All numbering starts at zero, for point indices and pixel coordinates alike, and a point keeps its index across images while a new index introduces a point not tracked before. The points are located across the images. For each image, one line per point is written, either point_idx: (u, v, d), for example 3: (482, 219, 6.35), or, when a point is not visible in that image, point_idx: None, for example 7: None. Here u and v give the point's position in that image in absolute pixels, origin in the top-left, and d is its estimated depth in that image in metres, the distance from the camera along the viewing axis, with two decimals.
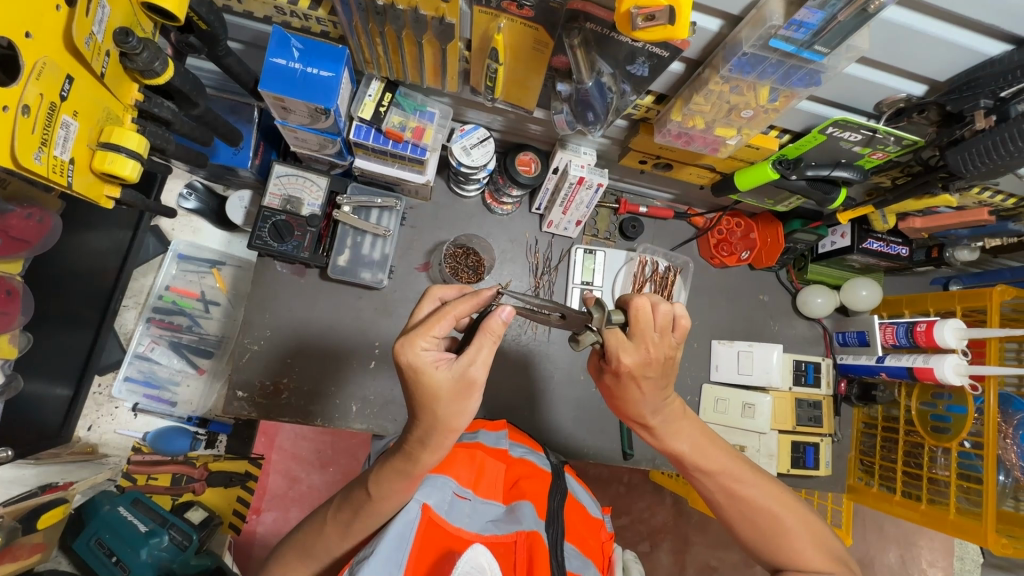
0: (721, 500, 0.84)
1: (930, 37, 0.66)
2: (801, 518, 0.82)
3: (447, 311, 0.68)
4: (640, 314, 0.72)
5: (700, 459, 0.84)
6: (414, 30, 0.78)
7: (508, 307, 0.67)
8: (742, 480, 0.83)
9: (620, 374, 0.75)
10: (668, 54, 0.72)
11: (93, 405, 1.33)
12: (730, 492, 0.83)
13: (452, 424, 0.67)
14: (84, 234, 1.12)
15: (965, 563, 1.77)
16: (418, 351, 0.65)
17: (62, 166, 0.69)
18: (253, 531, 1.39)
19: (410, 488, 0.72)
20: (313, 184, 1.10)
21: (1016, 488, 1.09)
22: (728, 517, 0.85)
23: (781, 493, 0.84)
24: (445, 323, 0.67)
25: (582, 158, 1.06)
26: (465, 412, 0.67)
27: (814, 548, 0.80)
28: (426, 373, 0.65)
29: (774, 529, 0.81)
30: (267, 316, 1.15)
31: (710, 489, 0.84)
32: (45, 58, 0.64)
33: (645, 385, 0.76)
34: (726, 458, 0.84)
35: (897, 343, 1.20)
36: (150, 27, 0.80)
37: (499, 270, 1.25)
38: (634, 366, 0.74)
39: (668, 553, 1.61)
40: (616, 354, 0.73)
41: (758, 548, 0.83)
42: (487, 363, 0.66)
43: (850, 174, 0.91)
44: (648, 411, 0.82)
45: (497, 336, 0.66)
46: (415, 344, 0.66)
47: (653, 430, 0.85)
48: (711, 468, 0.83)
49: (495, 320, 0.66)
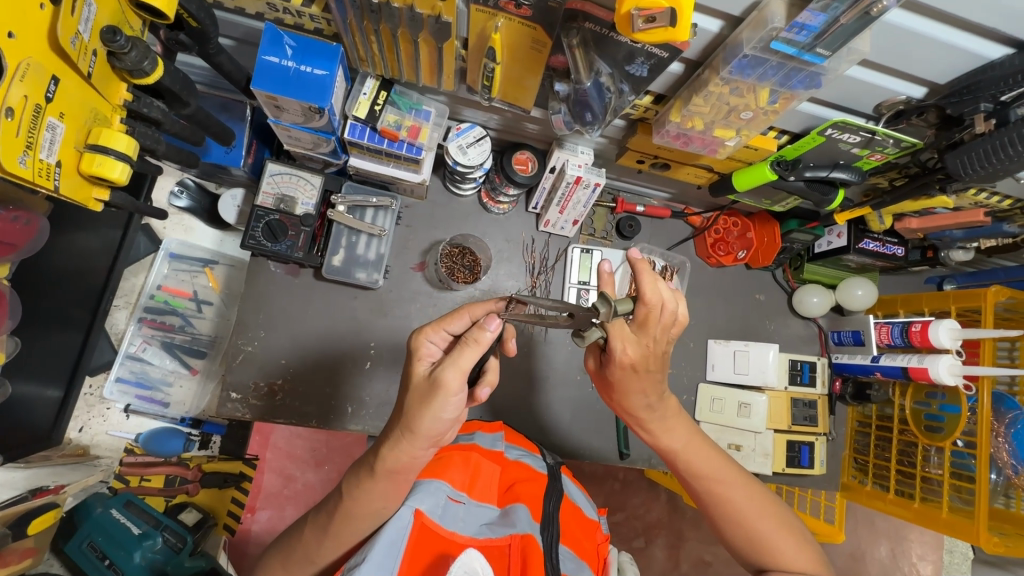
0: (708, 500, 0.84)
1: (931, 40, 0.66)
2: (786, 520, 0.83)
3: (466, 309, 0.72)
4: (651, 312, 0.71)
5: (689, 458, 0.84)
6: (409, 27, 0.77)
7: (496, 320, 0.66)
8: (729, 481, 0.84)
9: (620, 367, 0.75)
10: (668, 54, 0.71)
11: (85, 406, 1.32)
12: (717, 493, 0.83)
13: (412, 424, 0.66)
14: (73, 234, 1.10)
15: (954, 556, 1.79)
16: (420, 340, 0.71)
17: (48, 169, 0.68)
18: (247, 530, 1.38)
19: (398, 493, 0.73)
20: (307, 183, 1.09)
21: (1007, 485, 1.11)
22: (713, 518, 0.85)
23: (766, 496, 0.84)
24: (460, 321, 0.71)
25: (580, 157, 1.04)
26: (426, 415, 0.65)
27: (798, 550, 0.80)
28: (414, 362, 0.70)
29: (759, 532, 0.81)
30: (261, 316, 1.14)
31: (698, 490, 0.85)
32: (30, 59, 0.62)
33: (644, 378, 0.76)
34: (714, 459, 0.85)
35: (892, 343, 1.20)
36: (138, 24, 0.79)
37: (495, 270, 1.24)
38: (634, 359, 0.74)
39: (662, 548, 1.62)
40: (619, 346, 0.73)
41: (743, 549, 0.84)
42: (461, 370, 0.64)
43: (849, 175, 0.90)
44: (642, 413, 0.82)
45: (480, 347, 0.65)
46: (423, 333, 0.71)
47: (647, 430, 0.84)
48: (700, 469, 0.84)
49: (480, 329, 0.64)
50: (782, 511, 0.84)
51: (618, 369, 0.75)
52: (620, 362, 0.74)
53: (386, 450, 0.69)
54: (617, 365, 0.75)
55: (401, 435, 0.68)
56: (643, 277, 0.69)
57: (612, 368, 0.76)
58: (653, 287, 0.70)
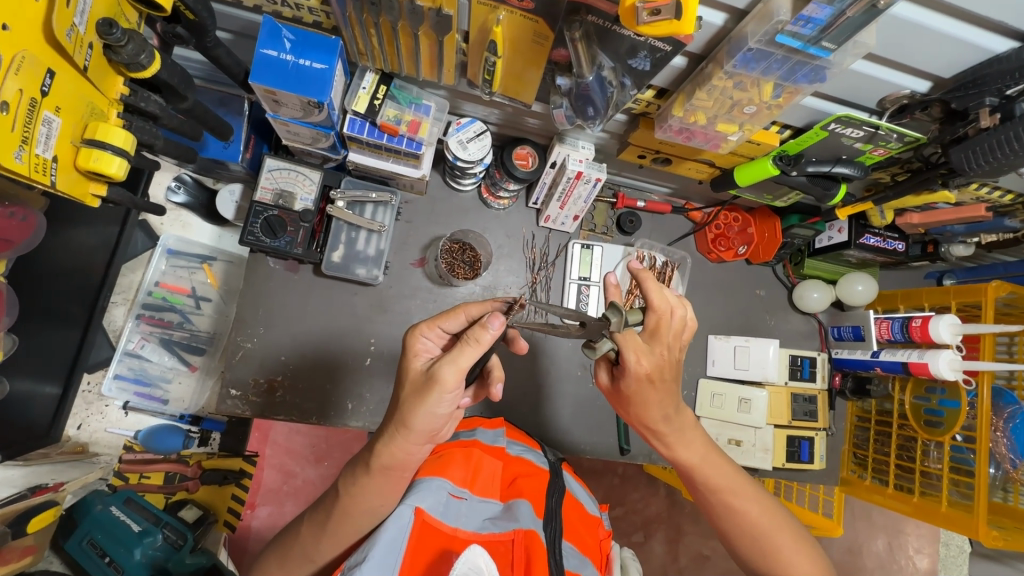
0: (724, 514, 0.84)
1: (936, 33, 0.65)
2: (796, 530, 0.84)
3: (461, 308, 0.74)
4: (661, 319, 0.74)
5: (706, 471, 0.83)
6: (409, 20, 0.75)
7: (499, 317, 0.65)
8: (744, 494, 0.84)
9: (636, 379, 0.73)
10: (671, 48, 0.71)
11: (83, 404, 1.31)
12: (733, 506, 0.83)
13: (408, 421, 0.67)
14: (69, 230, 1.09)
15: (949, 549, 1.80)
16: (416, 337, 0.72)
17: (44, 165, 0.67)
18: (248, 526, 1.39)
19: (391, 489, 0.74)
20: (306, 179, 1.08)
21: (1005, 479, 1.12)
22: (726, 531, 0.85)
23: (777, 509, 0.85)
24: (456, 320, 0.73)
25: (581, 152, 1.03)
26: (420, 410, 0.66)
27: (808, 562, 0.82)
28: (410, 358, 0.71)
29: (773, 546, 0.82)
30: (260, 313, 1.13)
31: (713, 503, 0.85)
32: (25, 51, 0.61)
33: (661, 390, 0.75)
34: (730, 472, 0.84)
35: (892, 337, 1.21)
36: (134, 17, 0.77)
37: (495, 266, 1.24)
38: (649, 371, 0.72)
39: (661, 543, 1.63)
40: (633, 357, 0.71)
41: (753, 561, 0.84)
42: (460, 368, 0.65)
43: (851, 170, 0.89)
44: (659, 425, 0.79)
45: (481, 347, 0.64)
46: (418, 333, 0.72)
47: (663, 441, 0.83)
48: (716, 482, 0.83)
49: (482, 328, 0.64)
50: (792, 522, 0.85)
51: (633, 381, 0.73)
52: (635, 375, 0.72)
53: (385, 450, 0.71)
54: (633, 378, 0.73)
55: (395, 432, 0.69)
56: (648, 285, 0.75)
57: (628, 380, 0.74)
58: (660, 292, 0.75)
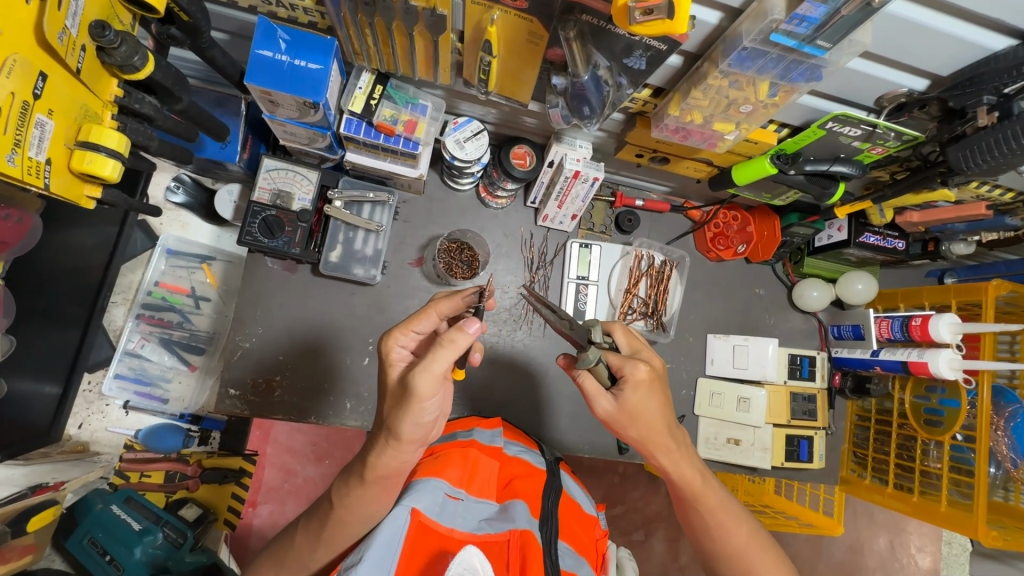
0: (713, 535, 0.84)
1: (930, 30, 0.65)
2: (781, 562, 0.83)
3: (431, 308, 0.75)
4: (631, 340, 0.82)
5: (701, 490, 0.83)
6: (404, 21, 0.75)
7: (475, 322, 0.65)
8: (735, 515, 0.84)
9: (636, 386, 0.75)
10: (666, 46, 0.70)
11: (83, 403, 1.32)
12: (724, 526, 0.83)
13: (400, 422, 0.68)
14: (68, 231, 1.09)
15: (952, 548, 1.79)
16: (391, 345, 0.73)
17: (38, 167, 0.67)
18: (250, 523, 1.40)
19: (385, 490, 0.75)
20: (303, 179, 1.08)
21: (1005, 479, 1.11)
22: (711, 552, 0.85)
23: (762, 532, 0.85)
24: (427, 320, 0.74)
25: (578, 151, 1.02)
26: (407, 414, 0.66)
27: None
28: (389, 368, 0.72)
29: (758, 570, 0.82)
30: (259, 312, 1.13)
31: (703, 521, 0.84)
32: (16, 54, 0.62)
33: (659, 398, 0.77)
34: (721, 491, 0.85)
35: (892, 336, 1.20)
36: (128, 19, 0.77)
37: (493, 265, 1.24)
38: (646, 377, 0.75)
39: (661, 541, 1.63)
40: (630, 366, 0.74)
41: None
42: (432, 374, 0.63)
43: (849, 170, 0.88)
44: (659, 440, 0.80)
45: (455, 350, 0.63)
46: (393, 338, 0.73)
47: (663, 458, 0.82)
48: (710, 501, 0.83)
49: (459, 331, 0.63)
50: (778, 552, 0.84)
51: (634, 391, 0.75)
52: (635, 381, 0.74)
53: (380, 452, 0.71)
54: (632, 386, 0.75)
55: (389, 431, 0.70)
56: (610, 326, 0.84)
57: (629, 392, 0.75)
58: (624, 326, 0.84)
